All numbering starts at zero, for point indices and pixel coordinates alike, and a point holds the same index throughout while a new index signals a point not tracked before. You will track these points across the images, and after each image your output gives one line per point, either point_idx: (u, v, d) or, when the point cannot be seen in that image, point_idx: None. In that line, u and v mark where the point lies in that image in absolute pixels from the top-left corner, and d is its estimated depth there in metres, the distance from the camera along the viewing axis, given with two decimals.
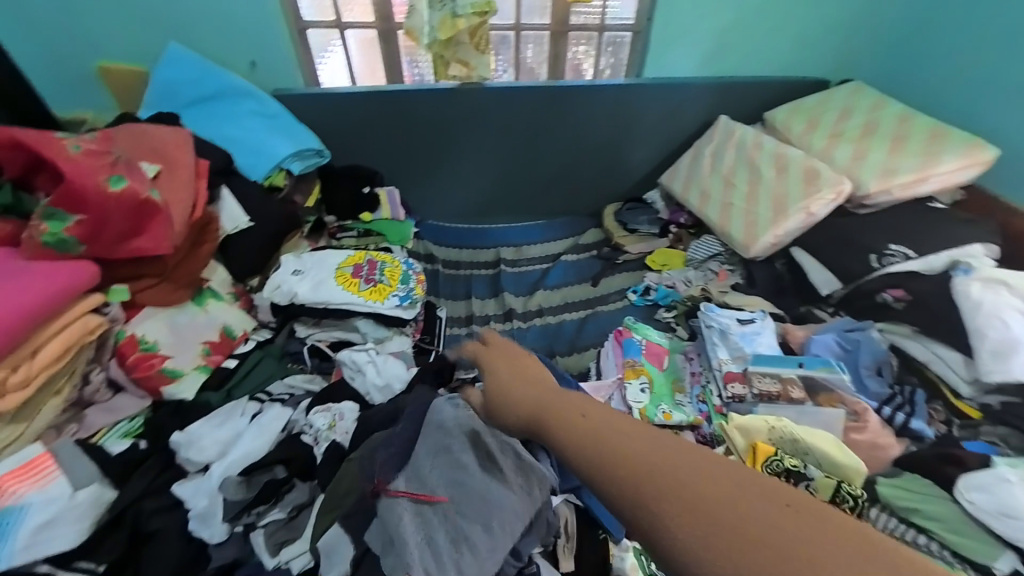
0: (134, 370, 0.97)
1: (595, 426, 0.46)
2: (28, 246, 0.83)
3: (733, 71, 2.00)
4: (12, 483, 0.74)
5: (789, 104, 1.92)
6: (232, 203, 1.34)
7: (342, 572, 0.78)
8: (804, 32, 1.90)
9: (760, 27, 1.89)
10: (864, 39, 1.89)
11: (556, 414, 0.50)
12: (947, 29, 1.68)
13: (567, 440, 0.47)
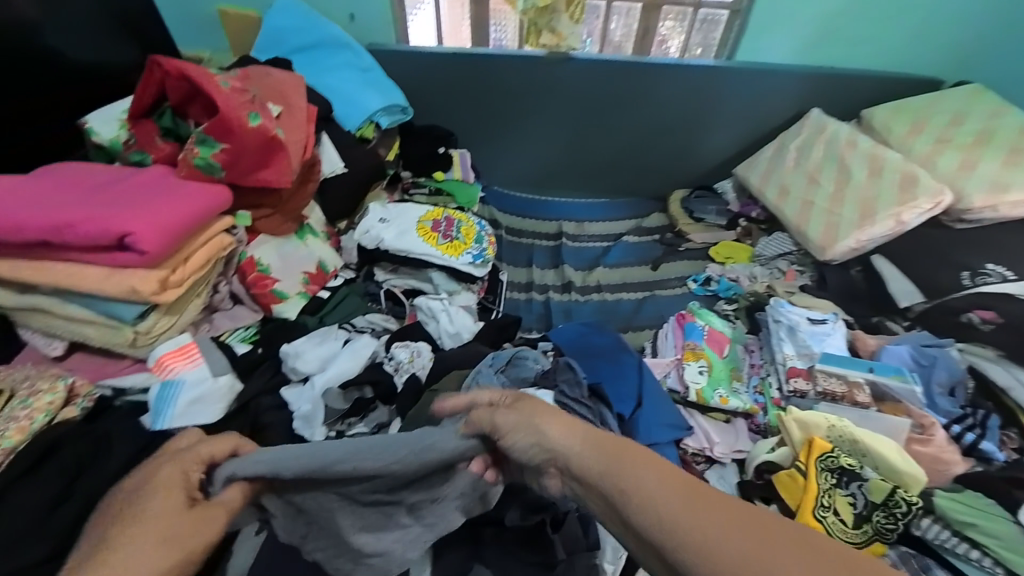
0: (253, 286, 1.11)
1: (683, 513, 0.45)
2: (184, 167, 0.97)
3: (833, 61, 1.88)
4: (171, 361, 0.90)
5: (892, 103, 1.80)
6: (330, 150, 1.44)
7: None
8: (924, 24, 1.76)
9: (873, 16, 1.77)
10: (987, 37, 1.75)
11: (626, 471, 0.49)
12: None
13: (643, 513, 0.46)
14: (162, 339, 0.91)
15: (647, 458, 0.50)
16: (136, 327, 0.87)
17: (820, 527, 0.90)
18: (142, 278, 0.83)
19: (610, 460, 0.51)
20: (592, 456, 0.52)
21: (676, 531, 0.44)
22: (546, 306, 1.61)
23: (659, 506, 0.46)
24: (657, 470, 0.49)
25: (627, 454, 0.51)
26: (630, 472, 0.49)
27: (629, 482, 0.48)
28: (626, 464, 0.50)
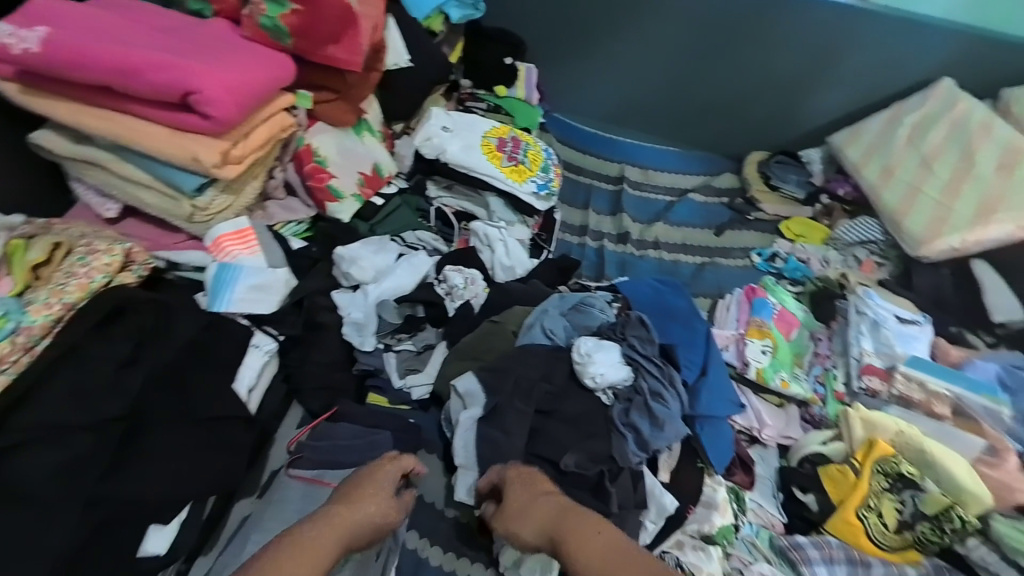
0: (309, 178, 1.03)
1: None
2: (248, 25, 0.86)
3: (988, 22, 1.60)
4: (228, 244, 0.85)
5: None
6: (397, 37, 1.26)
7: (475, 418, 0.80)
8: None
9: None
10: None
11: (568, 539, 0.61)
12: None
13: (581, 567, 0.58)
14: (218, 219, 0.86)
15: (590, 527, 0.61)
16: (194, 201, 0.81)
17: (860, 526, 0.88)
18: (206, 146, 0.76)
19: (560, 530, 0.62)
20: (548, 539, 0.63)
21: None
22: (600, 255, 1.52)
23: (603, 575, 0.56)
24: (598, 539, 0.59)
25: (576, 523, 0.62)
26: (573, 554, 0.59)
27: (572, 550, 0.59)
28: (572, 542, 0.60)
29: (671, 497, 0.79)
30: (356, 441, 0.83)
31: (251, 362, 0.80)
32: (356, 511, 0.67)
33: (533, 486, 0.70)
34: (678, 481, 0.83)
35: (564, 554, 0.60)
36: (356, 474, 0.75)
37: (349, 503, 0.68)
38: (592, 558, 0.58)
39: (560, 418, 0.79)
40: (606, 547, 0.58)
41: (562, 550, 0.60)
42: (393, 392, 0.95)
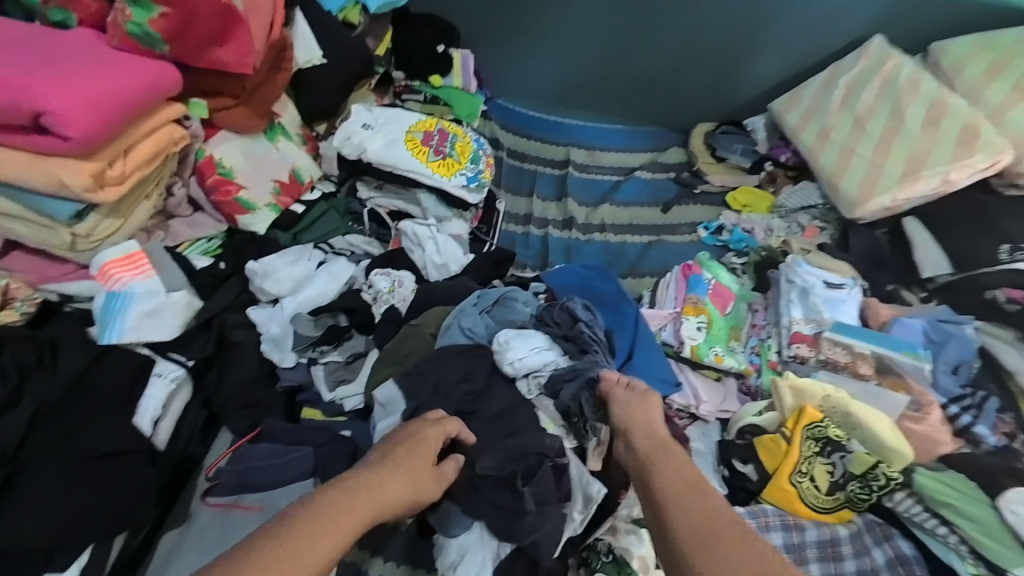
0: (213, 193, 0.99)
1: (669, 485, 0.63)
2: (116, 34, 0.81)
3: None
4: (116, 270, 0.83)
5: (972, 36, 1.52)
6: (305, 31, 1.21)
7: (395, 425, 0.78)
8: None
9: None
10: None
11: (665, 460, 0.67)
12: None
13: (671, 484, 0.63)
14: (106, 244, 0.84)
15: (666, 449, 0.69)
16: (73, 228, 0.79)
17: (795, 493, 0.90)
18: (72, 169, 0.73)
19: (658, 457, 0.68)
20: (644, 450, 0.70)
21: (675, 502, 0.60)
22: (545, 242, 1.50)
23: (663, 481, 0.64)
24: (669, 458, 0.67)
25: (662, 443, 0.70)
26: (653, 454, 0.69)
27: (665, 470, 0.65)
28: (666, 465, 0.66)
29: (599, 484, 0.77)
30: (274, 461, 0.80)
31: (152, 392, 0.77)
32: (383, 489, 0.61)
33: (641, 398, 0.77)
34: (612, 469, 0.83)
35: (642, 449, 0.70)
36: (396, 433, 0.71)
37: (386, 476, 0.63)
38: (666, 461, 0.67)
39: (482, 414, 0.79)
40: (673, 466, 0.66)
41: (653, 468, 0.66)
42: (326, 404, 0.89)
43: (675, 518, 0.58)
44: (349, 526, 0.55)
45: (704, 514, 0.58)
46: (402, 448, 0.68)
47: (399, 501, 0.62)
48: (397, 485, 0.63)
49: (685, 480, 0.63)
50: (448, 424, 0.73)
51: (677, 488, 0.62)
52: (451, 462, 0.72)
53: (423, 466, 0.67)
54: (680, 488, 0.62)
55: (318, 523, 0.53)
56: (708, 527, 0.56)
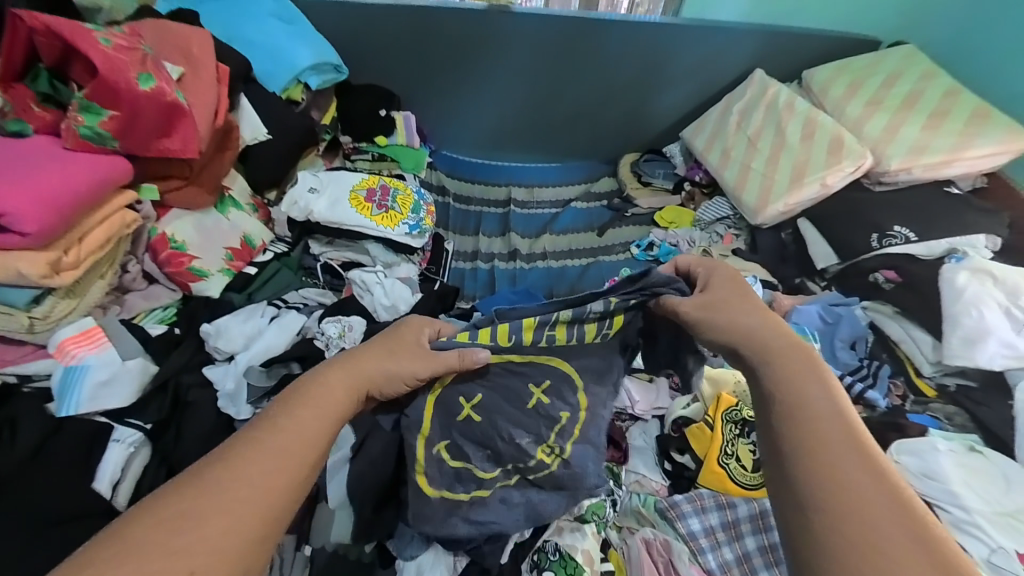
0: (167, 265, 1.08)
1: (821, 421, 0.54)
2: (68, 137, 0.92)
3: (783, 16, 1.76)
4: (71, 346, 0.89)
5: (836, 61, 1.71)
6: (250, 113, 1.32)
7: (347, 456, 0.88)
8: None
9: None
10: None
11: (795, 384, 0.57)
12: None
13: (800, 420, 0.54)
14: (64, 322, 0.91)
15: (812, 374, 0.58)
16: (30, 312, 0.87)
17: (724, 473, 0.99)
18: (29, 260, 0.82)
19: (795, 382, 0.58)
20: (777, 370, 0.59)
21: (794, 432, 0.53)
22: (491, 274, 1.63)
23: (801, 415, 0.55)
24: (820, 386, 0.57)
25: (807, 368, 0.59)
26: (801, 378, 0.58)
27: (794, 398, 0.56)
28: (796, 388, 0.57)
29: None
30: None
31: (109, 458, 0.83)
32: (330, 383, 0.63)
33: (737, 300, 0.69)
34: None
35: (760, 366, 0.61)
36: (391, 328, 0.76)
37: (347, 372, 0.65)
38: (815, 389, 0.57)
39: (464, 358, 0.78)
40: (824, 399, 0.56)
41: (779, 392, 0.57)
42: None
43: (811, 462, 0.51)
44: (314, 424, 0.57)
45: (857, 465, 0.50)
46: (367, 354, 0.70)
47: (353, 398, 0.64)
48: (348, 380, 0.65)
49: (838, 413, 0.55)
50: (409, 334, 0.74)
51: (828, 427, 0.53)
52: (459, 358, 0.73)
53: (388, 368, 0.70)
54: (821, 421, 0.54)
55: (287, 428, 0.56)
56: (830, 481, 0.49)
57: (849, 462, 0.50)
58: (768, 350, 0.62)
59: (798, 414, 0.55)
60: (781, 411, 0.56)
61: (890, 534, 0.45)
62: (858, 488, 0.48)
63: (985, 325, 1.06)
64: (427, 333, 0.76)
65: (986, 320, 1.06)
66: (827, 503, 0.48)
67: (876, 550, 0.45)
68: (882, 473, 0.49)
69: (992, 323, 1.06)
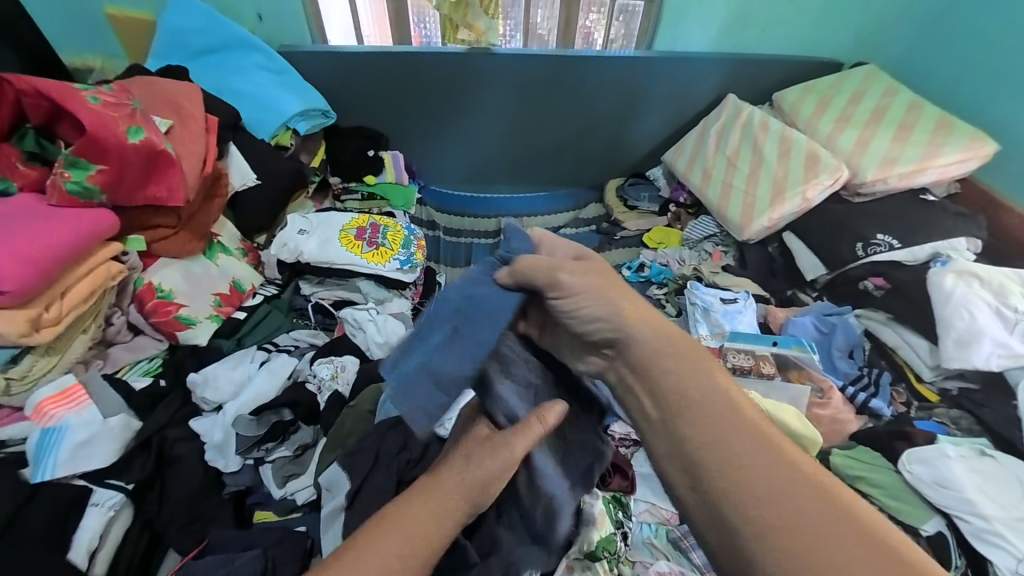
0: (153, 315, 1.06)
1: (726, 432, 0.47)
2: (54, 193, 0.92)
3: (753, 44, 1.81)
4: (51, 407, 0.86)
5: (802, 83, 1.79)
6: (240, 160, 1.33)
7: (338, 505, 0.85)
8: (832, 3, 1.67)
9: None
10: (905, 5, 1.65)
11: (687, 397, 0.50)
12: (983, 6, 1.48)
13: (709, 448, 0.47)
14: (42, 381, 0.88)
15: (703, 374, 0.52)
16: (7, 372, 0.84)
17: None
18: (9, 320, 0.79)
19: (693, 398, 0.50)
20: (684, 381, 0.52)
21: (710, 458, 0.47)
22: None
23: (713, 446, 0.47)
24: (712, 387, 0.51)
25: (699, 367, 0.53)
26: (694, 383, 0.51)
27: (700, 425, 0.49)
28: (691, 405, 0.50)
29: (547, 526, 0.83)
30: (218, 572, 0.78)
31: (87, 524, 0.78)
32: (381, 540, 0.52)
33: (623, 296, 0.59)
34: None
35: (657, 379, 0.53)
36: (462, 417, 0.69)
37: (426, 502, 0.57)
38: (711, 397, 0.50)
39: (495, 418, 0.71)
40: (720, 407, 0.49)
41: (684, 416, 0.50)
42: (277, 502, 0.94)
43: (737, 486, 0.44)
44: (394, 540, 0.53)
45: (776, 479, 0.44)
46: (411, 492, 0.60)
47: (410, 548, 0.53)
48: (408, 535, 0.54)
49: (739, 414, 0.49)
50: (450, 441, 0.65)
51: (732, 435, 0.47)
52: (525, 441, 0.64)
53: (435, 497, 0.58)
54: (728, 439, 0.47)
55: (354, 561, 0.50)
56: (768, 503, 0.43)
57: (766, 473, 0.45)
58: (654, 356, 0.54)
59: (703, 430, 0.48)
60: (694, 444, 0.48)
61: (832, 550, 0.40)
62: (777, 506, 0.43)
63: (977, 327, 1.06)
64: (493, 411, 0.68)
65: (978, 322, 1.05)
66: (757, 537, 0.42)
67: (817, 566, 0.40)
68: (806, 488, 0.43)
69: (985, 324, 1.06)
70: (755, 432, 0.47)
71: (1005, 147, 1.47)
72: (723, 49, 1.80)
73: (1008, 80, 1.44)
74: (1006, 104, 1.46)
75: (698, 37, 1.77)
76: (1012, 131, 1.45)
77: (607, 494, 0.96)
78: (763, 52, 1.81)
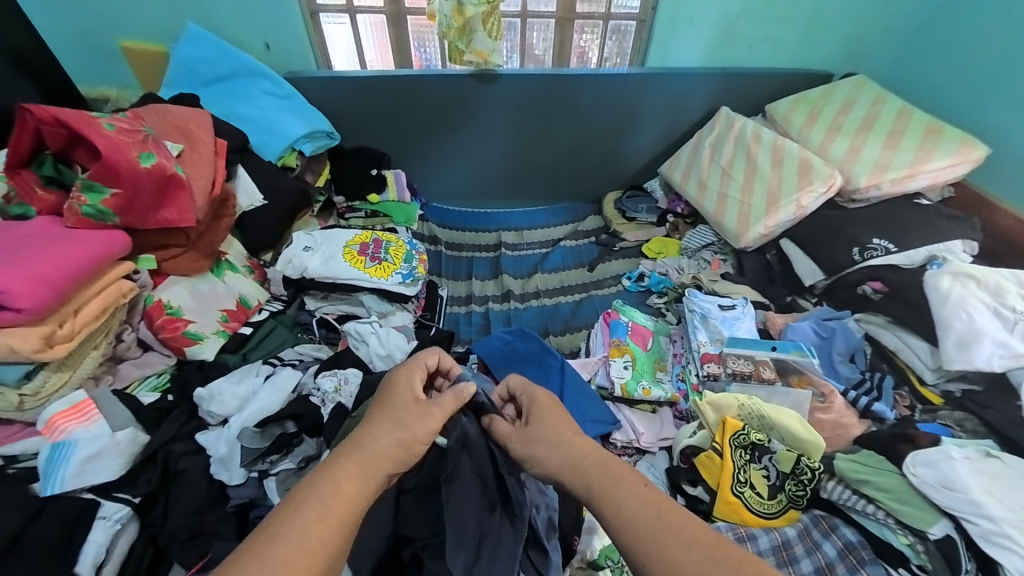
0: (162, 331, 1.09)
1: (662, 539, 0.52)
2: (70, 216, 0.96)
3: (746, 58, 1.84)
4: (62, 421, 0.88)
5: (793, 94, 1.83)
6: (247, 181, 1.37)
7: None
8: (820, 17, 1.71)
9: (773, 11, 1.70)
10: (891, 18, 1.70)
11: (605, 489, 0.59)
12: (966, 17, 1.52)
13: (620, 526, 0.55)
14: (54, 398, 0.90)
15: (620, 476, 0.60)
16: (21, 389, 0.85)
17: (739, 502, 0.96)
18: (22, 337, 0.81)
19: (604, 483, 0.59)
20: (593, 477, 0.61)
21: (632, 543, 0.53)
22: (485, 316, 1.64)
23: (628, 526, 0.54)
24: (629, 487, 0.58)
25: (614, 471, 0.61)
26: (619, 493, 0.57)
27: (619, 504, 0.56)
28: (608, 492, 0.58)
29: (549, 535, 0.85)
30: None
31: (94, 537, 0.79)
32: (374, 446, 0.61)
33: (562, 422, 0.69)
34: (560, 519, 0.88)
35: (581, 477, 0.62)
36: (387, 389, 0.70)
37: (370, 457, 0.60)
38: (640, 505, 0.56)
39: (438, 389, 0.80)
40: (635, 498, 0.56)
41: (601, 504, 0.58)
42: None
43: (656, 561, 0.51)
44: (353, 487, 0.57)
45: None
46: (388, 392, 0.69)
47: (401, 460, 0.62)
48: (394, 439, 0.63)
49: (659, 508, 0.55)
50: (427, 357, 0.77)
51: (666, 535, 0.53)
52: (452, 396, 0.70)
53: (417, 422, 0.65)
54: (667, 539, 0.52)
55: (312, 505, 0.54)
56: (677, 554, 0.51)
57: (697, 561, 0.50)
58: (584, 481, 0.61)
59: (642, 547, 0.52)
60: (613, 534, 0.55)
61: None
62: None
63: (976, 327, 1.06)
64: (417, 380, 0.71)
65: (977, 322, 1.06)
66: None
67: None
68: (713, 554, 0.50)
69: (984, 324, 1.06)
70: (668, 513, 0.55)
71: (996, 151, 1.49)
72: (714, 64, 1.83)
73: (995, 86, 1.48)
74: (995, 109, 1.48)
75: (690, 53, 1.80)
76: (1003, 135, 1.47)
77: None
78: (755, 66, 1.85)
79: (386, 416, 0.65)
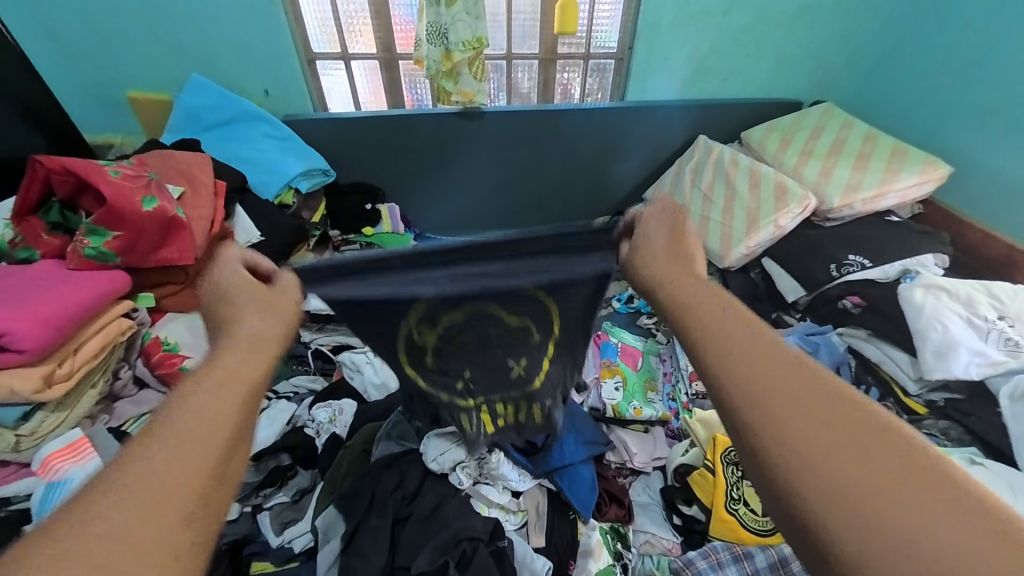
0: (158, 367, 1.08)
1: (779, 395, 0.44)
2: (73, 258, 1.01)
3: (719, 90, 1.95)
4: (57, 460, 0.88)
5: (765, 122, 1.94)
6: (245, 220, 1.42)
7: (335, 548, 0.86)
8: (784, 53, 1.85)
9: (740, 49, 1.83)
10: (850, 52, 1.83)
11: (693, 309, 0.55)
12: (918, 50, 1.65)
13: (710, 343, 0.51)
14: (49, 437, 0.91)
15: (720, 307, 0.54)
16: (18, 429, 0.87)
17: (734, 520, 0.95)
18: (22, 377, 0.84)
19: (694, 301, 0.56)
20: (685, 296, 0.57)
21: (717, 361, 0.49)
22: None
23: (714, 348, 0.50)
24: (728, 323, 0.52)
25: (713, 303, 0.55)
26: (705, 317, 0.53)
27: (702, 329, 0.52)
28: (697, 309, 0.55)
29: (543, 559, 0.86)
30: None
31: None
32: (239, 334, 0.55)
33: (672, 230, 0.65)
34: (554, 540, 0.94)
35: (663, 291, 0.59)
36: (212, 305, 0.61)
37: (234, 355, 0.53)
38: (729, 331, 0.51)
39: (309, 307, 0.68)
40: (726, 328, 0.51)
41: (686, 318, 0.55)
42: (274, 552, 0.93)
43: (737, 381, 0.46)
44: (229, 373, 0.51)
45: (802, 413, 0.43)
46: (230, 297, 0.60)
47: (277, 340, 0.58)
48: (263, 324, 0.57)
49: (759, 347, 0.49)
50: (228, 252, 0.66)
51: (751, 372, 0.46)
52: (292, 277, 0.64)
53: (279, 300, 0.61)
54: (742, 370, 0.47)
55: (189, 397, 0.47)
56: (759, 384, 0.45)
57: (811, 427, 0.42)
58: (684, 304, 0.56)
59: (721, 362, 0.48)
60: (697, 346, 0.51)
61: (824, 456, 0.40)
62: (819, 453, 0.40)
63: (952, 337, 1.09)
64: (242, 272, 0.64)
65: (952, 331, 1.09)
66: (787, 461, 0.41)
67: (816, 463, 0.40)
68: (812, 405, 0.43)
69: (959, 333, 1.10)
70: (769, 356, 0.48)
71: (958, 169, 1.58)
72: (689, 96, 1.94)
73: (950, 111, 1.58)
74: (953, 131, 1.58)
75: (665, 86, 1.91)
76: (961, 155, 1.57)
77: (606, 525, 0.99)
78: (728, 97, 1.96)
79: (232, 319, 0.57)
